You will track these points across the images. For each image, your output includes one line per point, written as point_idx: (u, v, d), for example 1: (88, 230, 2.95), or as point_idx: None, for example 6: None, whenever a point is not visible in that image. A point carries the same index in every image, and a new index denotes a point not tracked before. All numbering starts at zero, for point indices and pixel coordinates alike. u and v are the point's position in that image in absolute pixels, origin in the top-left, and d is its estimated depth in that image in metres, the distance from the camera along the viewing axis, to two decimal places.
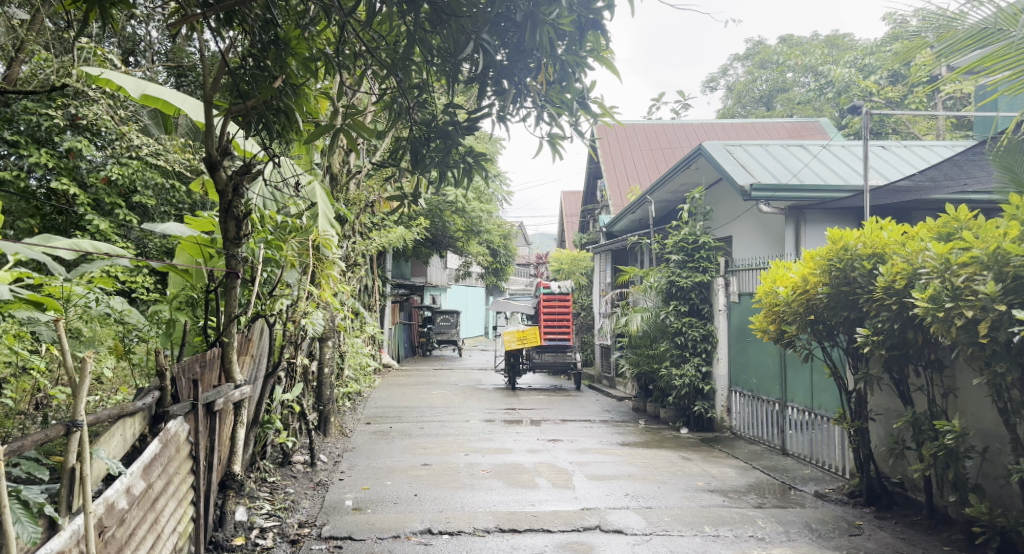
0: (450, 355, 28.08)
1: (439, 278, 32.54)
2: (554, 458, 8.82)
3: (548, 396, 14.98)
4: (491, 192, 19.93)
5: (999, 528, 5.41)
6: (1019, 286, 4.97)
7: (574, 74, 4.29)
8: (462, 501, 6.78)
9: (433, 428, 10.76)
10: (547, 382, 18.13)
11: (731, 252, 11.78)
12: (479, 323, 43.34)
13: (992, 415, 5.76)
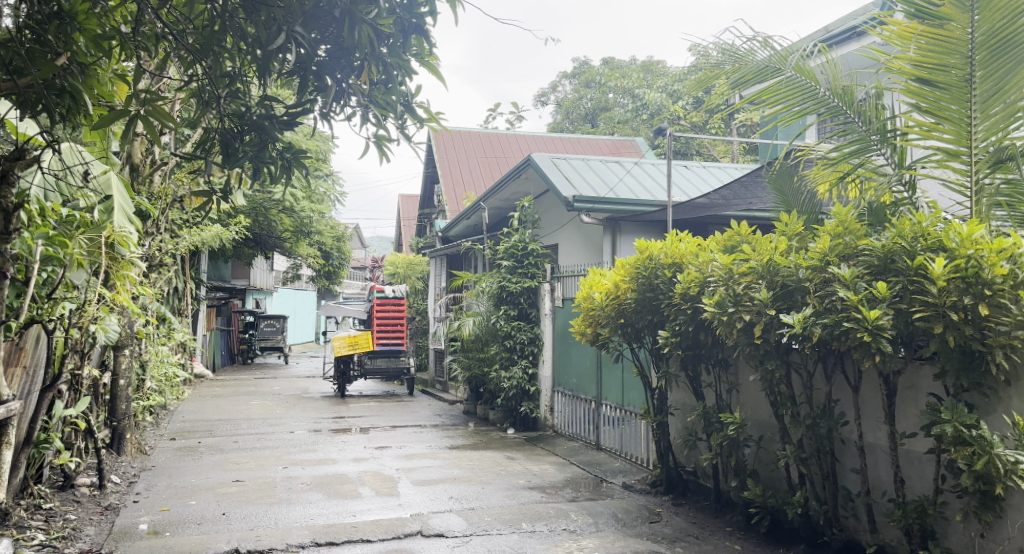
0: (275, 363, 27.16)
1: (263, 280, 31.32)
2: (379, 466, 8.86)
3: (379, 403, 14.92)
4: (322, 192, 19.53)
5: (770, 509, 6.02)
6: (787, 293, 5.48)
7: (398, 76, 4.37)
8: (276, 517, 6.68)
9: (248, 442, 10.45)
10: (380, 388, 18.03)
11: (557, 259, 12.32)
12: (308, 328, 42.09)
13: (766, 407, 6.48)
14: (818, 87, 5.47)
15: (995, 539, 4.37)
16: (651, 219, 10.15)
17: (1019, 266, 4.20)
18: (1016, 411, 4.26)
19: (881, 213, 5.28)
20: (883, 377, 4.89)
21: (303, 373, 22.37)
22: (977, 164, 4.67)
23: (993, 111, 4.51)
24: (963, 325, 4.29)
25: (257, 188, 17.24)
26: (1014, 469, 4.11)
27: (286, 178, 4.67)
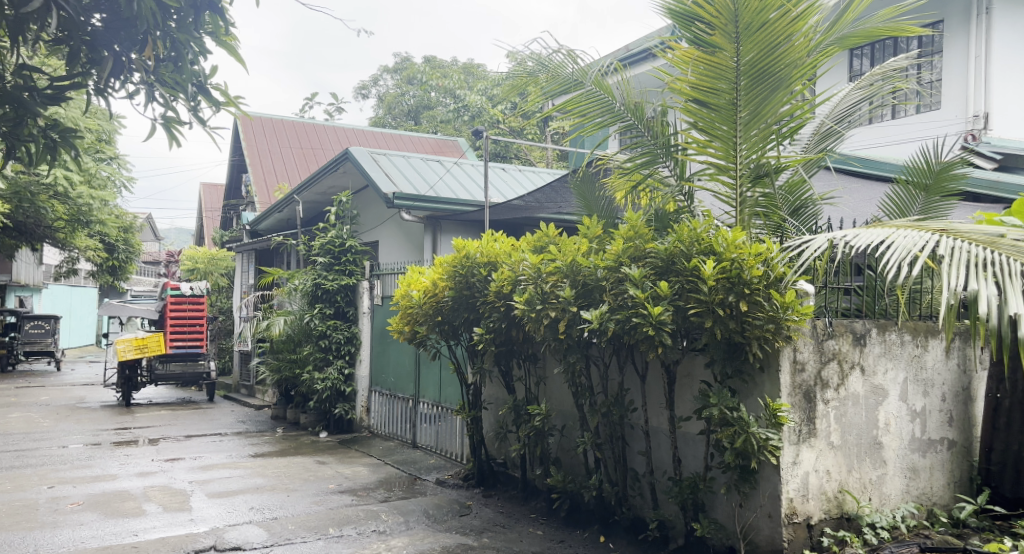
0: (46, 370, 24.74)
1: (31, 275, 28.47)
2: (169, 479, 8.45)
3: (172, 412, 14.13)
4: (105, 176, 18.27)
5: (569, 493, 6.42)
6: (588, 292, 5.86)
7: (186, 52, 4.27)
8: (39, 543, 6.21)
9: (8, 460, 9.53)
10: (175, 394, 17.05)
11: (377, 257, 12.30)
12: (87, 329, 38.59)
13: (569, 398, 6.84)
14: (614, 101, 5.90)
15: (750, 507, 5.00)
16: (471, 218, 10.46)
17: (770, 268, 4.82)
18: (768, 393, 4.91)
19: (665, 219, 5.79)
20: (665, 366, 5.40)
21: (81, 380, 20.54)
22: (741, 179, 5.32)
23: (752, 133, 5.15)
24: (727, 320, 4.86)
25: (24, 172, 15.63)
26: (765, 445, 4.72)
27: (51, 158, 4.32)
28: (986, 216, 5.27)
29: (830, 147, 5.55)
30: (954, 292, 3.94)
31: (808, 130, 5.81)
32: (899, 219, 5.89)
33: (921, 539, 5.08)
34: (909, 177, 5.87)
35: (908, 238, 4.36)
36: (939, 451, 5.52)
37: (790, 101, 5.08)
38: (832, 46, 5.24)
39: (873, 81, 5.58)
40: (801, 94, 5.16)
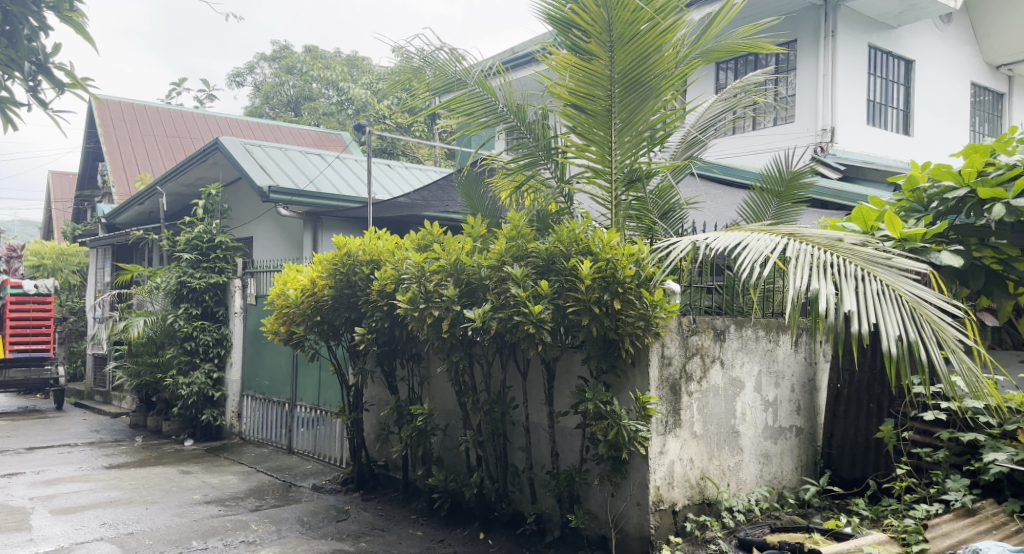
0: None
1: None
2: (7, 497, 7.90)
3: (13, 422, 13.15)
4: None
5: (450, 492, 6.47)
6: (471, 290, 5.93)
7: (19, 27, 3.59)
8: None
9: None
10: (15, 403, 15.84)
11: (251, 253, 11.91)
12: None
13: (452, 397, 6.84)
14: (497, 101, 5.99)
15: (621, 497, 5.23)
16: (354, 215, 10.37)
17: (641, 268, 5.07)
18: (639, 388, 5.15)
19: (546, 220, 5.94)
20: (545, 362, 5.57)
21: None
22: (616, 183, 5.55)
23: (626, 139, 5.38)
24: (602, 317, 5.07)
25: None
26: (635, 436, 4.97)
27: None
28: (831, 222, 5.76)
29: (696, 155, 5.84)
30: (798, 290, 4.37)
31: (676, 138, 6.13)
32: (755, 223, 6.29)
33: (772, 520, 5.47)
34: (763, 184, 6.29)
35: (761, 241, 4.74)
36: (788, 438, 5.94)
37: (660, 110, 5.33)
38: (697, 59, 5.54)
39: (734, 93, 5.98)
40: (671, 104, 5.43)
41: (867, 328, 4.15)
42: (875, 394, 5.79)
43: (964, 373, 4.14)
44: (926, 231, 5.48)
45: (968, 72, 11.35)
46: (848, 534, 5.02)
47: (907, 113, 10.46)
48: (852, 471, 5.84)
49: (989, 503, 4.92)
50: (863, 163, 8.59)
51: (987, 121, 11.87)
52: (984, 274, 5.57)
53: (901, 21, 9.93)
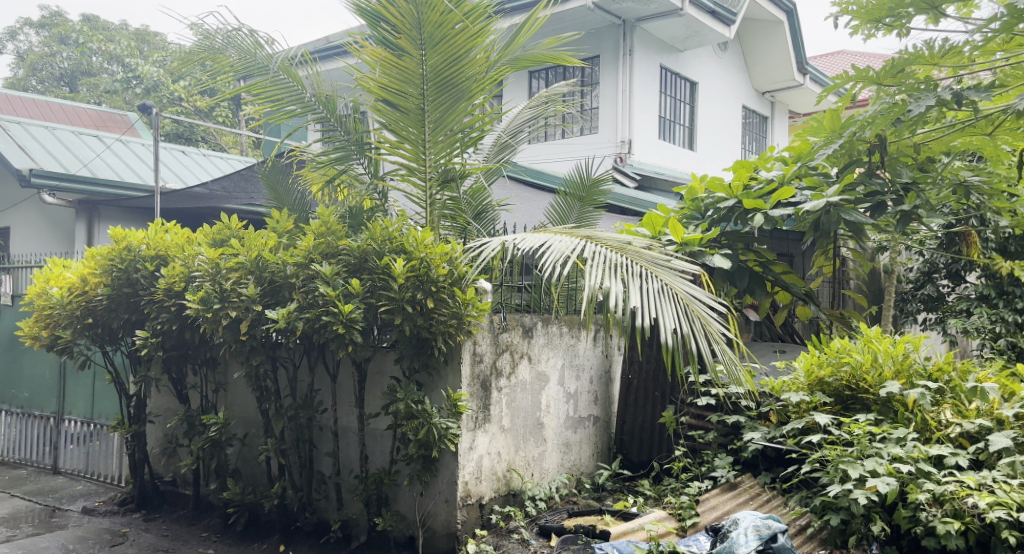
0: None
1: None
2: None
3: None
4: None
5: (247, 504, 6.10)
6: (274, 289, 5.62)
7: None
8: None
9: None
10: None
11: (6, 246, 10.44)
12: None
13: (252, 404, 6.43)
14: (304, 90, 5.79)
15: (431, 495, 5.27)
16: (136, 205, 9.44)
17: (454, 267, 5.15)
18: (450, 385, 5.21)
19: (360, 216, 5.80)
20: (356, 363, 5.46)
21: None
22: (430, 182, 5.58)
23: (440, 138, 5.42)
24: (415, 316, 5.07)
25: None
26: (446, 434, 5.02)
27: None
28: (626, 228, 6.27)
29: (508, 159, 6.11)
30: (592, 288, 4.62)
31: (489, 141, 6.36)
32: (560, 226, 6.68)
33: (571, 505, 5.77)
34: (566, 189, 6.69)
35: (563, 242, 4.93)
36: (587, 426, 6.31)
37: (472, 112, 5.43)
38: (505, 65, 5.74)
39: (542, 102, 6.38)
40: (482, 106, 5.54)
41: (649, 322, 4.54)
42: (659, 383, 6.32)
43: (725, 363, 4.60)
44: (702, 236, 6.08)
45: (740, 95, 12.81)
46: (634, 513, 5.43)
47: (691, 130, 11.53)
48: (640, 454, 6.33)
49: (748, 477, 5.57)
50: (656, 174, 9.38)
51: (754, 140, 13.48)
52: (748, 276, 6.38)
53: (688, 45, 10.84)
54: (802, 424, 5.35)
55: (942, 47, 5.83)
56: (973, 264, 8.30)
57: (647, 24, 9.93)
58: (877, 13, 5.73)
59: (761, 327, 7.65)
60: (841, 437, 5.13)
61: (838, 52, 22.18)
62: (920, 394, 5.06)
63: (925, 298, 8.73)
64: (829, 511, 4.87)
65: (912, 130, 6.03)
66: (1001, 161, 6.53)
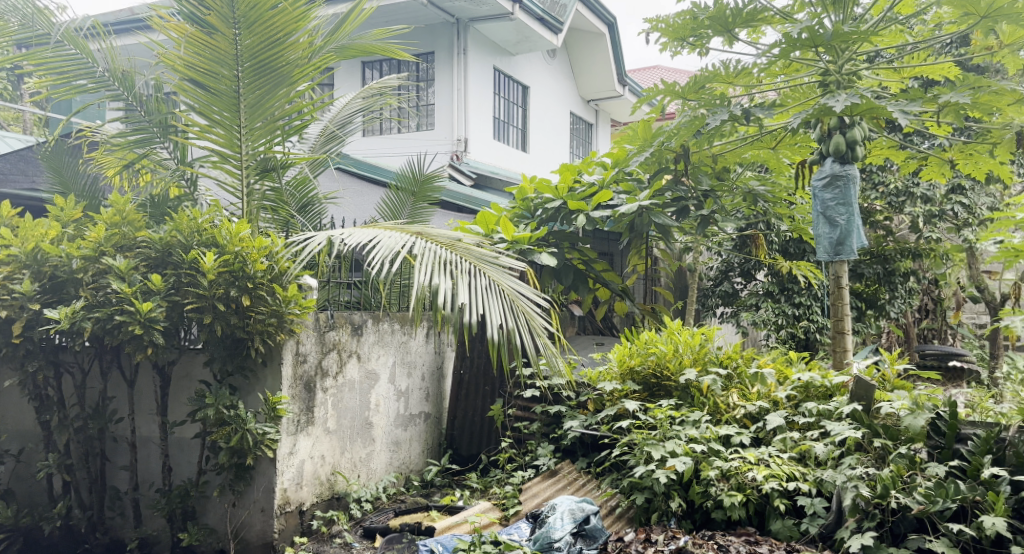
0: None
1: None
2: None
3: None
4: None
5: (21, 530, 5.36)
6: (56, 286, 4.98)
7: None
8: None
9: None
10: None
11: None
12: None
13: (30, 416, 5.73)
14: (95, 65, 5.21)
15: (243, 505, 4.95)
16: None
17: (275, 262, 4.86)
18: (269, 389, 4.92)
19: (163, 207, 5.41)
20: (159, 367, 4.99)
21: None
22: (246, 169, 5.20)
23: (257, 125, 5.08)
24: (229, 315, 4.74)
25: None
26: (262, 439, 4.72)
27: None
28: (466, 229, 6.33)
29: (334, 150, 6.03)
30: (422, 285, 4.48)
31: (314, 129, 6.29)
32: (393, 221, 6.52)
33: (398, 503, 5.64)
34: (399, 184, 6.57)
35: (392, 238, 4.72)
36: (417, 424, 6.18)
37: (293, 99, 5.12)
38: (330, 52, 5.52)
39: (372, 94, 6.27)
40: (304, 94, 5.25)
41: (476, 318, 4.52)
42: (490, 378, 6.34)
43: (545, 356, 4.75)
44: (531, 235, 6.32)
45: (567, 102, 13.21)
46: (460, 507, 5.38)
47: (523, 132, 11.75)
48: (470, 448, 6.31)
49: (567, 463, 5.73)
50: (491, 172, 9.50)
51: (580, 145, 13.95)
52: (573, 274, 6.84)
53: (519, 49, 11.00)
54: (614, 410, 5.62)
55: (735, 67, 6.10)
56: (761, 263, 9.15)
57: (480, 24, 9.92)
58: (681, 32, 6.08)
59: (585, 322, 8.14)
60: (647, 421, 5.44)
61: (653, 67, 23.23)
62: (713, 379, 5.46)
63: (722, 294, 9.51)
64: (636, 490, 5.14)
65: (711, 142, 6.32)
66: (784, 172, 7.20)
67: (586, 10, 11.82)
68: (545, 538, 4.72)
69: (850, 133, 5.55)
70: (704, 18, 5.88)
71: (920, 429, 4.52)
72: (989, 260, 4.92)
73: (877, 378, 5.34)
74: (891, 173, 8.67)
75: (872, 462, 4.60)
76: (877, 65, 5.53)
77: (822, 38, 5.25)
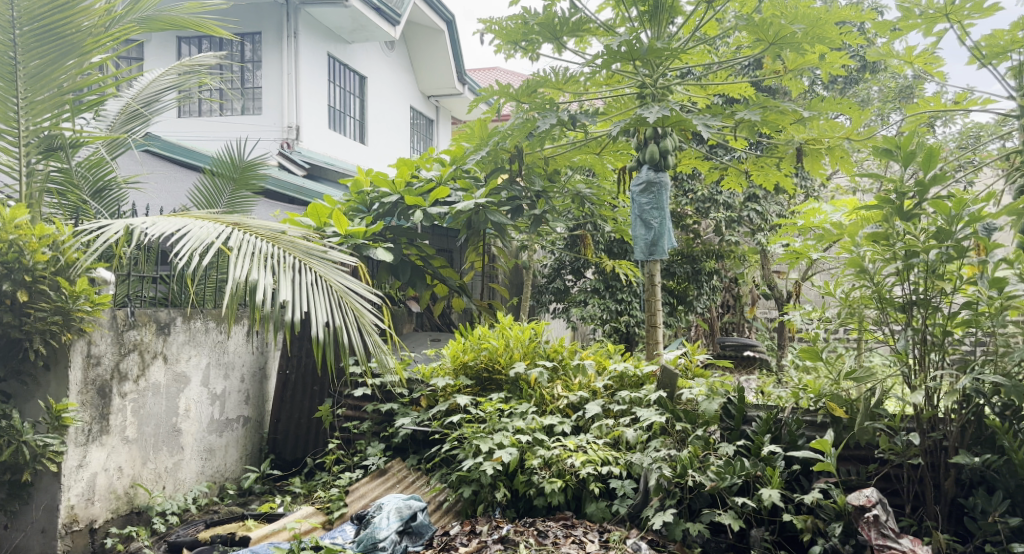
0: None
1: None
2: None
3: None
4: None
5: None
6: None
7: None
8: None
9: None
10: None
11: None
12: None
13: None
14: None
15: (20, 525, 4.66)
16: None
17: (61, 253, 4.59)
18: (52, 395, 4.64)
19: None
20: None
21: None
22: (27, 148, 4.82)
23: (41, 97, 4.76)
24: (1, 312, 4.43)
25: None
26: (43, 452, 4.45)
27: None
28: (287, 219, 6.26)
29: (135, 130, 5.85)
30: (238, 281, 4.35)
31: (113, 107, 5.95)
32: (207, 209, 6.32)
33: (210, 514, 5.41)
34: (215, 169, 6.35)
35: (204, 228, 4.53)
36: (234, 429, 5.97)
37: (85, 71, 4.85)
38: (131, 22, 5.35)
39: (183, 71, 6.10)
40: (101, 65, 4.98)
41: (300, 316, 4.46)
42: (317, 378, 6.24)
43: (375, 353, 4.85)
44: (366, 229, 6.32)
45: (406, 96, 13.21)
46: (279, 514, 5.23)
47: (361, 124, 11.66)
48: (294, 451, 6.16)
49: (397, 461, 5.76)
50: (324, 163, 9.35)
51: (420, 140, 14.01)
52: (409, 269, 6.99)
53: (354, 38, 10.90)
54: (446, 406, 5.71)
55: (564, 74, 6.37)
56: (587, 262, 9.63)
57: (312, 8, 9.72)
58: (514, 36, 6.25)
59: (422, 319, 8.14)
60: (477, 415, 5.61)
61: (493, 68, 23.68)
62: (539, 372, 5.69)
63: (554, 291, 9.90)
64: (463, 485, 5.28)
65: (543, 145, 6.55)
66: (608, 177, 7.55)
67: (424, 5, 11.90)
68: (369, 539, 4.75)
69: (663, 143, 5.98)
70: (534, 23, 6.10)
71: (714, 413, 4.99)
72: (776, 261, 5.35)
73: (681, 367, 5.83)
74: (698, 181, 9.43)
75: (674, 444, 5.01)
76: (686, 81, 5.96)
77: (639, 52, 5.60)
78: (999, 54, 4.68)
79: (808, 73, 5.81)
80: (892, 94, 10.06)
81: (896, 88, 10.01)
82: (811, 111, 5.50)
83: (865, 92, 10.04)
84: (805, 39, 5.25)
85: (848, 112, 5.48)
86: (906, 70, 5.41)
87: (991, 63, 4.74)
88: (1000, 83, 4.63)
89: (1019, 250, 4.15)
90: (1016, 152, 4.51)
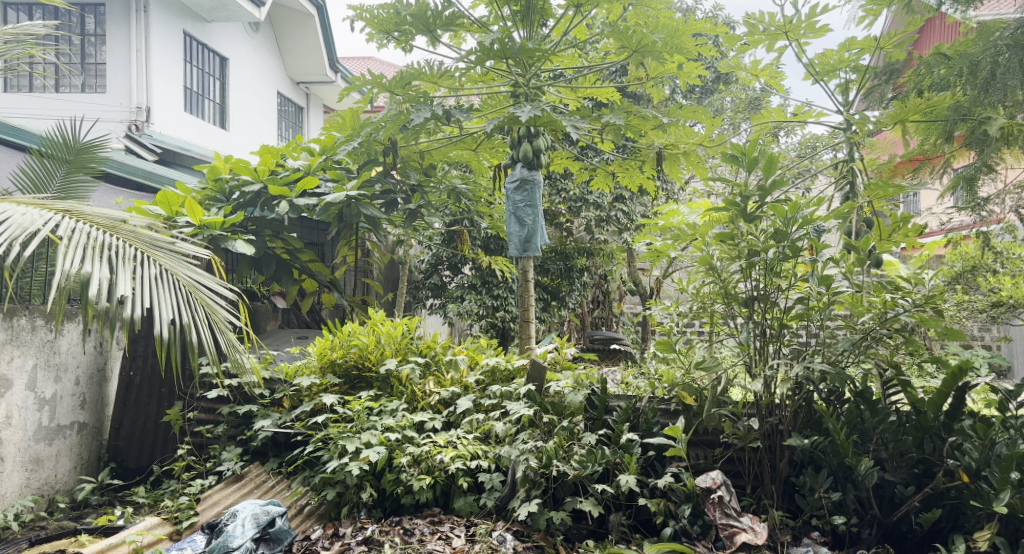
0: None
1: None
2: None
3: None
4: None
5: None
6: None
7: None
8: None
9: None
10: None
11: None
12: None
13: None
14: None
15: None
16: None
17: None
18: None
19: None
20: None
21: None
22: None
23: None
24: None
25: None
26: None
27: None
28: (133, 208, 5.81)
29: None
30: (68, 274, 3.97)
31: None
32: (35, 192, 5.74)
33: (35, 531, 4.98)
34: (44, 149, 5.81)
35: (27, 216, 4.10)
36: (66, 436, 5.49)
37: None
38: None
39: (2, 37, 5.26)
40: None
41: (141, 314, 4.13)
42: (164, 379, 5.85)
43: (228, 354, 4.58)
44: (222, 220, 5.96)
45: (273, 82, 12.68)
46: (119, 527, 4.86)
47: (220, 107, 11.10)
48: (139, 459, 5.75)
49: (255, 466, 5.45)
50: (178, 148, 8.80)
51: (288, 127, 13.50)
52: (274, 263, 6.67)
53: (214, 16, 10.35)
54: (311, 406, 5.45)
55: (439, 68, 6.20)
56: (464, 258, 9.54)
57: None
58: (385, 25, 6.08)
59: (290, 315, 7.79)
60: (344, 415, 5.39)
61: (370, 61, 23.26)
62: (411, 368, 5.54)
63: (432, 287, 9.72)
64: (326, 487, 5.05)
65: (417, 138, 6.40)
66: (483, 173, 7.49)
67: None
68: (221, 547, 4.51)
69: (536, 142, 5.97)
70: (406, 15, 5.94)
71: (579, 404, 5.03)
72: (639, 258, 5.47)
73: (551, 360, 5.86)
74: (569, 180, 9.60)
75: (541, 436, 4.98)
76: (557, 82, 5.98)
77: (511, 51, 5.55)
78: (830, 72, 5.28)
79: (668, 81, 5.97)
80: (743, 105, 10.65)
81: (746, 99, 10.61)
82: (669, 117, 5.63)
83: (720, 102, 10.60)
84: (665, 48, 5.37)
85: (703, 121, 5.64)
86: (754, 82, 5.68)
87: (823, 80, 5.33)
88: (830, 98, 5.20)
89: (844, 251, 4.43)
90: (842, 161, 4.92)
